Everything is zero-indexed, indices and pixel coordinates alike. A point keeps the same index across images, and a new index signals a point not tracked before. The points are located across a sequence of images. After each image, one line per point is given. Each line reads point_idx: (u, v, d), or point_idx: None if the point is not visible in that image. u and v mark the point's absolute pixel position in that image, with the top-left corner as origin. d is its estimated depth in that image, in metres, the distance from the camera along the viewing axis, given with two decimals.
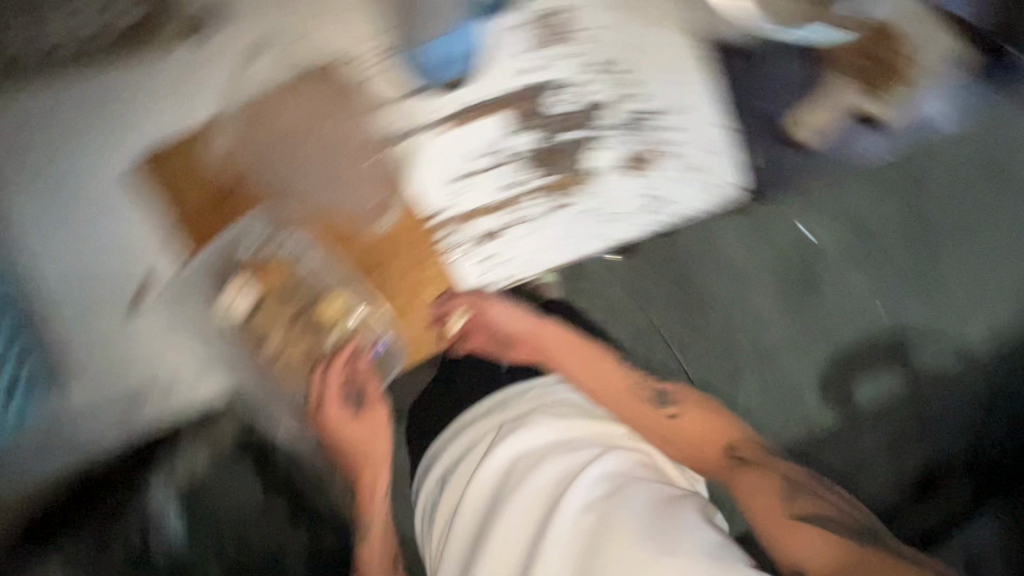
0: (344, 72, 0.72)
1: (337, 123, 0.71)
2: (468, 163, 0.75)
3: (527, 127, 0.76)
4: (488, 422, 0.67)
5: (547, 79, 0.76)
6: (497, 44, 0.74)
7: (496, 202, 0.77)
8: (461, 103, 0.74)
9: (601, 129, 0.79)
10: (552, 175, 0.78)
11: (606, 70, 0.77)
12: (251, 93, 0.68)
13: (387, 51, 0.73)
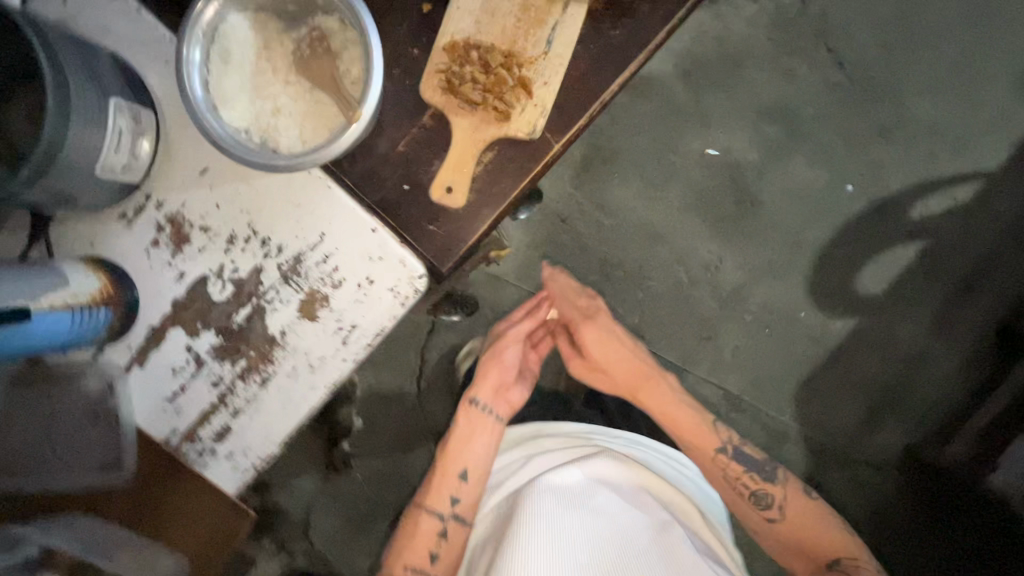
0: (168, 209, 0.72)
1: (202, 257, 0.72)
2: (336, 291, 0.71)
3: (366, 252, 0.70)
4: (553, 458, 0.87)
5: (308, 235, 0.71)
6: (413, 192, 0.70)
7: (372, 324, 0.72)
8: (324, 234, 0.71)
9: (457, 227, 0.69)
10: (419, 281, 0.70)
11: (346, 216, 0.70)
12: (169, 235, 0.72)
13: (157, 204, 0.72)
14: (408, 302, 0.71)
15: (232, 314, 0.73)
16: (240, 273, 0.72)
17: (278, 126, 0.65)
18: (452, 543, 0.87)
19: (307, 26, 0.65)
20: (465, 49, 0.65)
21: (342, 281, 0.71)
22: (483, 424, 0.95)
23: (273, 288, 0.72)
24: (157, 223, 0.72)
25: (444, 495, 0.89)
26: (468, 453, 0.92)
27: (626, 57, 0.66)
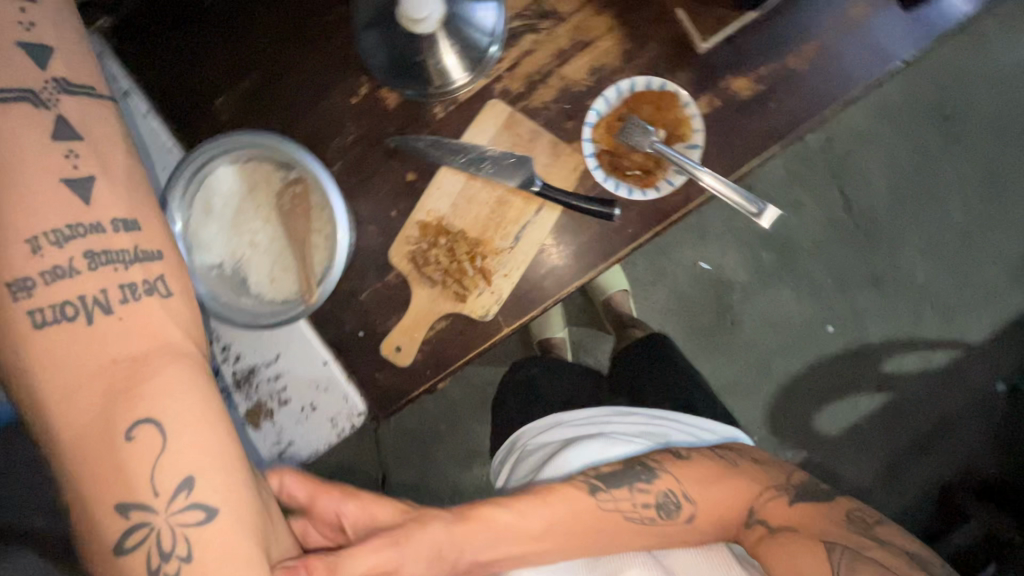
0: None
1: None
2: (281, 407, 0.76)
3: (314, 382, 0.75)
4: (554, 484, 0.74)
5: (264, 352, 0.76)
6: (367, 339, 0.73)
7: (308, 444, 0.77)
8: (279, 356, 0.75)
9: (406, 381, 0.73)
10: (357, 418, 0.75)
11: (302, 345, 0.75)
12: None
13: None
14: (342, 433, 0.76)
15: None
16: None
17: (251, 259, 0.69)
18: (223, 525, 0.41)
19: (292, 175, 0.67)
20: (437, 229, 0.70)
21: (289, 400, 0.76)
22: (97, 138, 0.48)
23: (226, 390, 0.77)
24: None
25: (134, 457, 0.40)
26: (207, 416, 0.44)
27: (592, 264, 0.68)
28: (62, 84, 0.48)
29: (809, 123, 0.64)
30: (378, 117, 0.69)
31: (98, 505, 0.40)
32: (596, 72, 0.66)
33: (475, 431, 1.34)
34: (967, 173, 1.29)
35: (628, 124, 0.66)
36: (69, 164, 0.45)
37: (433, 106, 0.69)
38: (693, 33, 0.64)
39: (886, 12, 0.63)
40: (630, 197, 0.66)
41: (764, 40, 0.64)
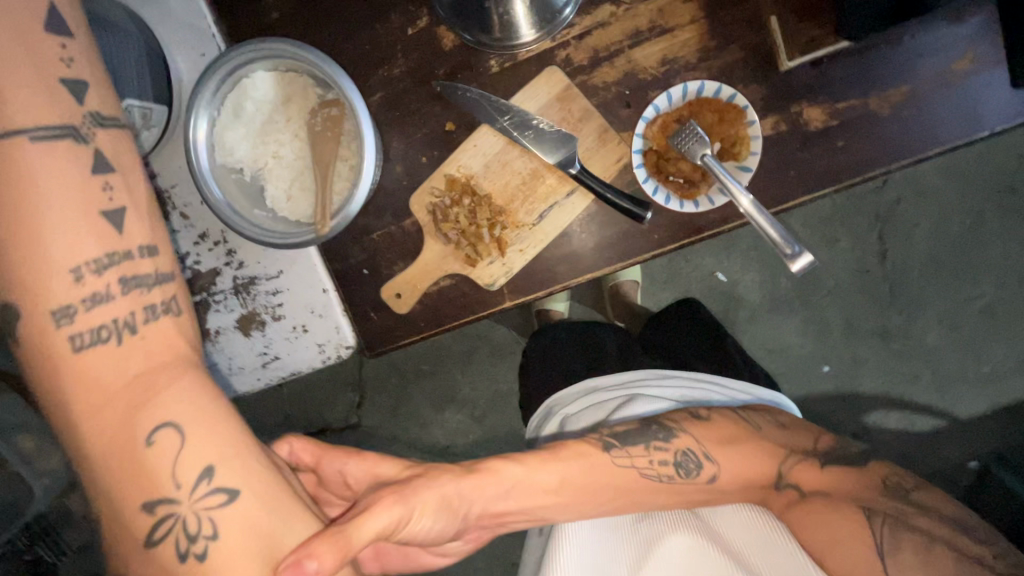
0: (156, 182, 0.75)
1: (168, 236, 0.76)
2: (272, 322, 0.77)
3: (310, 306, 0.75)
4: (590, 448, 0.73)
5: (268, 264, 0.75)
6: (371, 277, 0.73)
7: (293, 362, 0.78)
8: (280, 271, 0.75)
9: (401, 325, 0.73)
10: (345, 349, 0.76)
11: (305, 267, 0.74)
12: (148, 203, 0.75)
13: (147, 172, 0.74)
14: (328, 360, 0.77)
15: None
16: (199, 266, 0.76)
17: (271, 171, 0.67)
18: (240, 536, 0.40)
19: (329, 96, 0.65)
20: (463, 187, 0.68)
21: (280, 316, 0.76)
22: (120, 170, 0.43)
23: (225, 293, 0.77)
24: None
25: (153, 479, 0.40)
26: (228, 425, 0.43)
27: (608, 261, 0.67)
28: (97, 115, 0.43)
29: (869, 175, 0.61)
30: (431, 56, 0.66)
31: (123, 516, 0.40)
32: (666, 64, 0.63)
33: (454, 378, 1.37)
34: (1005, 255, 1.23)
35: (686, 129, 0.63)
36: (105, 196, 0.42)
37: (489, 58, 0.65)
38: (781, 47, 0.59)
39: (988, 77, 0.59)
40: (664, 204, 0.64)
41: (851, 75, 0.60)
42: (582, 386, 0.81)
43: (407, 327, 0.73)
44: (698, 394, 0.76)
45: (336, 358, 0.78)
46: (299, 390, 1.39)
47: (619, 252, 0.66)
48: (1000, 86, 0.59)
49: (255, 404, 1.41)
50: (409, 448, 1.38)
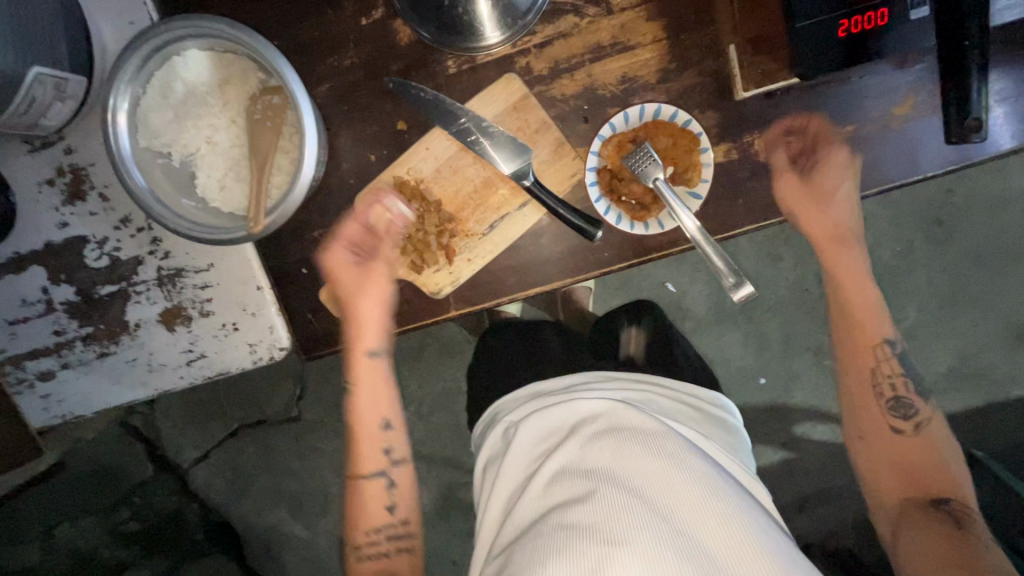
0: (76, 160, 0.69)
1: (89, 219, 0.71)
2: (201, 317, 0.72)
3: (242, 302, 0.70)
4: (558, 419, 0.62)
5: (197, 255, 0.70)
6: (310, 277, 0.71)
7: (221, 361, 0.74)
8: (211, 263, 0.70)
9: (339, 329, 0.70)
10: (277, 351, 0.72)
11: (238, 261, 0.69)
12: (66, 183, 0.69)
13: (66, 149, 0.69)
14: (259, 362, 0.73)
15: (98, 285, 0.73)
16: (123, 253, 0.71)
17: (204, 159, 0.62)
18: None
19: (271, 83, 0.61)
20: (412, 191, 0.65)
21: (210, 311, 0.72)
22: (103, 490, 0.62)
23: (147, 285, 0.72)
24: (58, 167, 0.69)
25: (377, 504, 0.69)
26: (370, 502, 0.69)
27: (557, 276, 0.66)
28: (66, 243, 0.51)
29: (811, 209, 0.64)
30: (385, 50, 0.63)
31: None
32: (625, 82, 0.62)
33: (400, 375, 1.33)
34: (930, 283, 1.29)
35: (640, 150, 0.62)
36: None
37: (446, 58, 0.63)
38: (736, 77, 0.60)
39: (927, 123, 0.61)
40: (616, 224, 0.63)
41: (804, 108, 0.62)
42: (524, 392, 0.71)
43: (346, 331, 0.70)
44: (668, 391, 0.69)
45: (268, 358, 0.73)
46: (237, 383, 1.33)
47: (568, 268, 0.66)
48: (936, 132, 0.61)
49: (190, 396, 1.34)
50: None
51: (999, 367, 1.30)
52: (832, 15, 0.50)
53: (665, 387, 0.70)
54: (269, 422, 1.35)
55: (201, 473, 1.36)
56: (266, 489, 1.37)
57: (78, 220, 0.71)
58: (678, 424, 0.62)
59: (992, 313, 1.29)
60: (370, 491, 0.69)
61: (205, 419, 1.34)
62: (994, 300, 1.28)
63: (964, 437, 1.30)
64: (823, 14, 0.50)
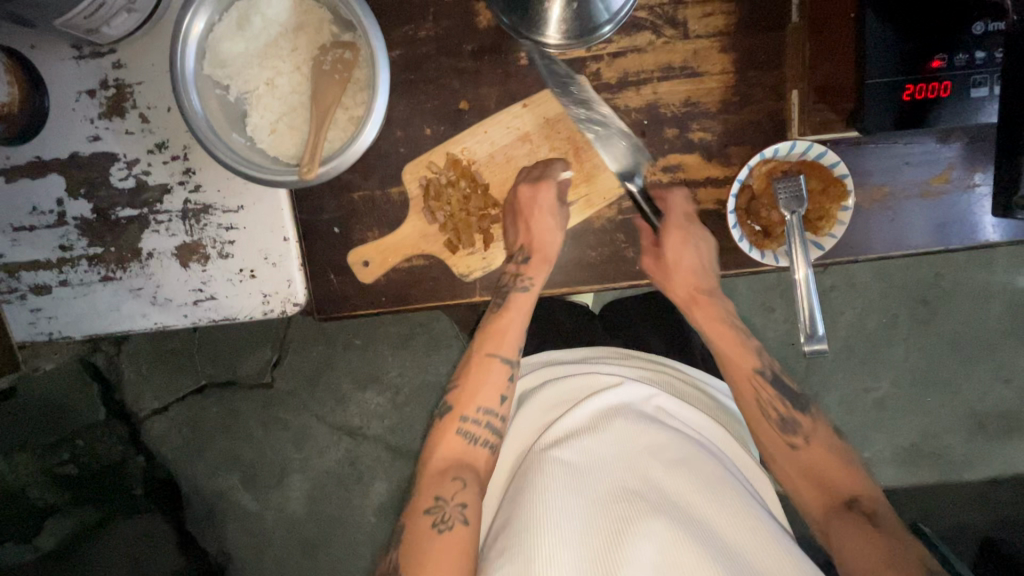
0: (123, 77, 0.67)
1: (125, 138, 0.69)
2: (220, 259, 0.70)
3: (266, 252, 0.69)
4: (578, 388, 0.67)
5: (228, 195, 0.68)
6: (340, 237, 0.69)
7: (229, 307, 0.71)
8: (240, 206, 0.68)
9: (359, 295, 0.70)
10: (290, 307, 0.70)
11: (270, 209, 0.68)
12: (107, 97, 0.67)
13: (116, 64, 0.67)
14: (269, 313, 0.71)
15: (118, 206, 0.70)
16: (152, 178, 0.69)
17: (262, 99, 0.61)
18: (459, 532, 0.56)
19: (345, 38, 0.61)
20: (463, 170, 0.66)
21: (228, 255, 0.70)
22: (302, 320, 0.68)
23: (169, 216, 0.70)
24: (102, 80, 0.67)
25: (492, 390, 0.67)
26: (489, 380, 0.67)
27: (588, 279, 0.68)
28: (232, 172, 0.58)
29: (840, 258, 0.67)
30: (462, 29, 0.63)
31: None
32: (687, 105, 0.64)
33: (383, 359, 1.31)
34: (908, 358, 1.32)
35: (791, 180, 0.61)
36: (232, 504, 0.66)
37: (520, 50, 0.64)
38: (794, 119, 0.63)
39: (956, 199, 0.65)
40: (737, 242, 0.62)
41: (848, 164, 0.64)
42: (542, 359, 0.76)
43: (368, 298, 0.70)
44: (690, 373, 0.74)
45: (277, 312, 0.71)
46: (216, 338, 1.29)
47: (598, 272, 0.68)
48: (961, 208, 0.65)
49: (163, 345, 1.29)
50: (319, 422, 1.32)
51: (958, 449, 1.34)
52: (892, 80, 0.53)
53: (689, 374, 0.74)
54: (237, 384, 1.31)
55: (157, 425, 1.30)
56: (225, 452, 1.33)
57: (112, 137, 0.69)
58: (692, 411, 0.67)
59: (959, 397, 1.33)
60: (493, 373, 0.67)
61: (175, 370, 1.30)
62: (966, 383, 1.32)
63: (913, 511, 1.34)
64: (884, 77, 0.53)
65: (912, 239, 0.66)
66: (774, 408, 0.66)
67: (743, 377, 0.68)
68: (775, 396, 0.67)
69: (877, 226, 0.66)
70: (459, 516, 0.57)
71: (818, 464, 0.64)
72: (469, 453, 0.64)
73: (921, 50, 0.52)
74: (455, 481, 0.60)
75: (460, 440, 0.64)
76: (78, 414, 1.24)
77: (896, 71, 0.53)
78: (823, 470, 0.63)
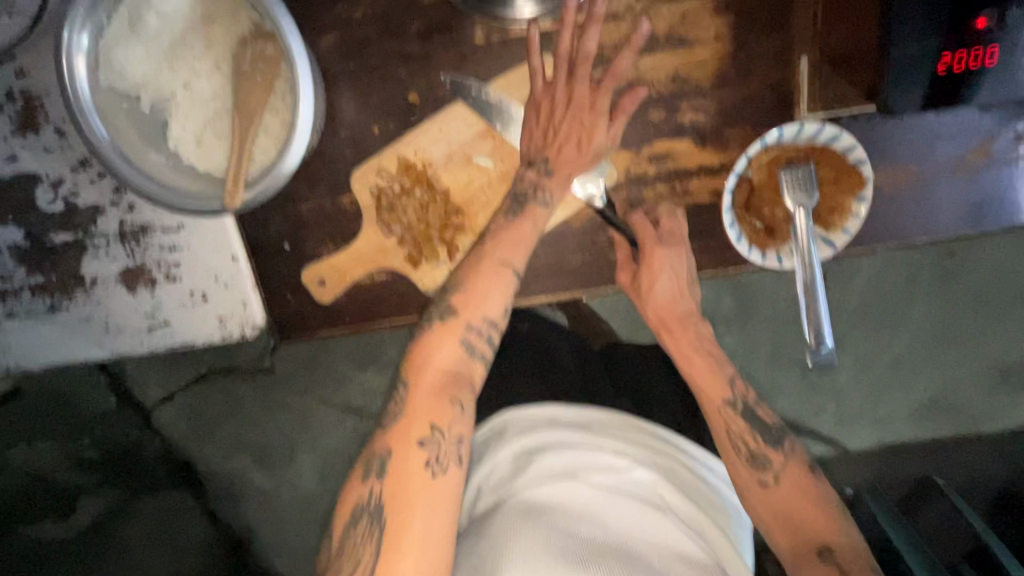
0: (31, 86, 0.59)
1: (44, 156, 0.61)
2: (167, 284, 0.65)
3: (217, 275, 0.64)
4: (569, 457, 0.51)
5: (164, 215, 0.62)
6: (293, 253, 0.63)
7: (186, 333, 0.67)
8: (179, 226, 0.62)
9: (323, 314, 0.64)
10: (250, 331, 0.66)
11: (215, 229, 0.62)
12: (17, 110, 0.60)
13: (19, 71, 0.58)
14: (227, 338, 0.67)
15: (51, 232, 0.64)
16: (82, 199, 0.63)
17: (181, 108, 0.53)
18: (456, 476, 0.45)
19: (265, 27, 0.51)
20: (418, 175, 0.58)
21: (176, 279, 0.64)
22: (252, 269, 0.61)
23: (106, 239, 0.64)
24: (7, 92, 0.59)
25: (460, 344, 0.50)
26: (452, 343, 0.50)
27: (568, 285, 0.61)
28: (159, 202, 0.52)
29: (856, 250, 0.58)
30: (404, 5, 0.54)
31: None
32: (675, 82, 0.54)
33: None
34: (931, 316, 1.22)
35: (799, 169, 0.52)
36: None
37: (474, 26, 0.54)
38: (804, 93, 0.53)
39: (993, 174, 0.56)
40: (734, 242, 0.54)
41: (869, 142, 0.55)
42: (527, 416, 0.58)
43: (332, 317, 0.64)
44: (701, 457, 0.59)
45: (236, 336, 0.67)
46: None
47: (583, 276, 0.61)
48: (998, 186, 0.56)
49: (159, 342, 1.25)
50: None
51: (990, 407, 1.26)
52: (922, 46, 0.43)
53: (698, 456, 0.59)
54: None
55: None
56: None
57: (32, 157, 0.61)
58: (702, 515, 0.52)
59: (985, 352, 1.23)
60: (498, 264, 0.52)
61: (169, 366, 1.27)
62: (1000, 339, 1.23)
63: None
64: (915, 42, 0.43)
65: (943, 224, 0.57)
66: (743, 442, 0.55)
67: (710, 408, 0.56)
68: (746, 430, 0.55)
69: (901, 212, 0.57)
70: (456, 455, 0.46)
71: (788, 503, 0.52)
72: (464, 366, 0.50)
73: (964, 4, 0.41)
74: (455, 402, 0.47)
75: (457, 350, 0.50)
76: (77, 405, 1.13)
77: (928, 34, 0.43)
78: (793, 511, 0.52)
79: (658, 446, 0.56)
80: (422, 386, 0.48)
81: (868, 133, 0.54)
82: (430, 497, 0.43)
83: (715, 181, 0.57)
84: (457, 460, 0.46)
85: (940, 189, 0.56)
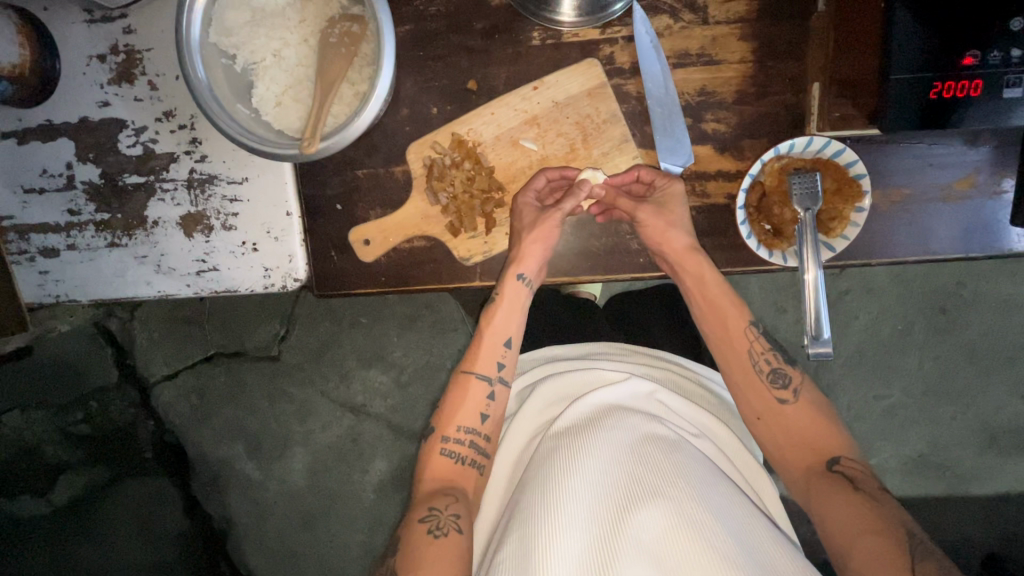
0: (136, 44, 0.67)
1: (133, 104, 0.69)
2: (221, 233, 0.70)
3: (268, 226, 0.68)
4: (578, 379, 0.65)
5: (232, 168, 0.68)
6: (343, 214, 0.69)
7: (230, 280, 0.71)
8: (242, 179, 0.68)
9: (363, 273, 0.69)
10: (293, 282, 0.70)
11: (275, 184, 0.67)
12: (118, 63, 0.67)
13: (129, 29, 0.67)
14: (270, 288, 0.70)
15: (126, 172, 0.71)
16: (161, 146, 0.69)
17: (268, 70, 0.61)
18: (453, 540, 0.55)
19: (353, 11, 0.59)
20: (468, 151, 0.65)
21: (230, 228, 0.69)
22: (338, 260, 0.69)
23: (175, 184, 0.70)
24: (113, 45, 0.67)
25: (473, 408, 0.64)
26: (486, 351, 0.66)
27: (589, 269, 0.67)
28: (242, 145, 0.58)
29: (854, 261, 0.64)
30: (473, 6, 0.62)
31: None
32: (702, 94, 0.62)
33: (388, 338, 1.27)
34: (934, 368, 1.23)
35: (805, 177, 0.59)
36: None
37: (531, 29, 0.62)
38: (812, 113, 0.61)
39: (977, 204, 0.62)
40: (746, 239, 0.60)
41: (868, 163, 0.62)
42: (541, 356, 0.73)
43: (370, 278, 0.69)
44: (695, 368, 0.71)
45: (275, 286, 0.71)
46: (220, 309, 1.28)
47: (606, 261, 0.66)
48: (983, 215, 0.63)
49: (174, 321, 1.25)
50: (323, 397, 1.29)
51: (996, 467, 1.24)
52: (919, 76, 0.50)
53: (687, 367, 0.70)
54: (246, 356, 1.28)
55: (166, 391, 1.27)
56: (225, 425, 1.30)
57: (123, 105, 0.69)
58: (701, 414, 0.65)
59: (972, 409, 1.24)
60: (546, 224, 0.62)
61: (173, 340, 1.26)
62: (1005, 400, 1.23)
63: (947, 531, 1.25)
64: (913, 72, 0.50)
65: (934, 242, 0.63)
66: (765, 361, 0.64)
67: (736, 334, 0.65)
68: (768, 350, 0.65)
69: (896, 226, 0.63)
70: (453, 525, 0.56)
71: (801, 422, 0.61)
72: (479, 382, 0.65)
73: (953, 46, 0.49)
74: (445, 494, 0.59)
75: (494, 343, 0.66)
76: (82, 379, 1.24)
77: (923, 69, 0.50)
78: (805, 430, 0.61)
79: (651, 370, 0.69)
80: (450, 407, 0.65)
81: (869, 151, 0.62)
82: (431, 555, 0.53)
83: (731, 186, 0.64)
84: (453, 530, 0.55)
85: (931, 209, 0.63)
